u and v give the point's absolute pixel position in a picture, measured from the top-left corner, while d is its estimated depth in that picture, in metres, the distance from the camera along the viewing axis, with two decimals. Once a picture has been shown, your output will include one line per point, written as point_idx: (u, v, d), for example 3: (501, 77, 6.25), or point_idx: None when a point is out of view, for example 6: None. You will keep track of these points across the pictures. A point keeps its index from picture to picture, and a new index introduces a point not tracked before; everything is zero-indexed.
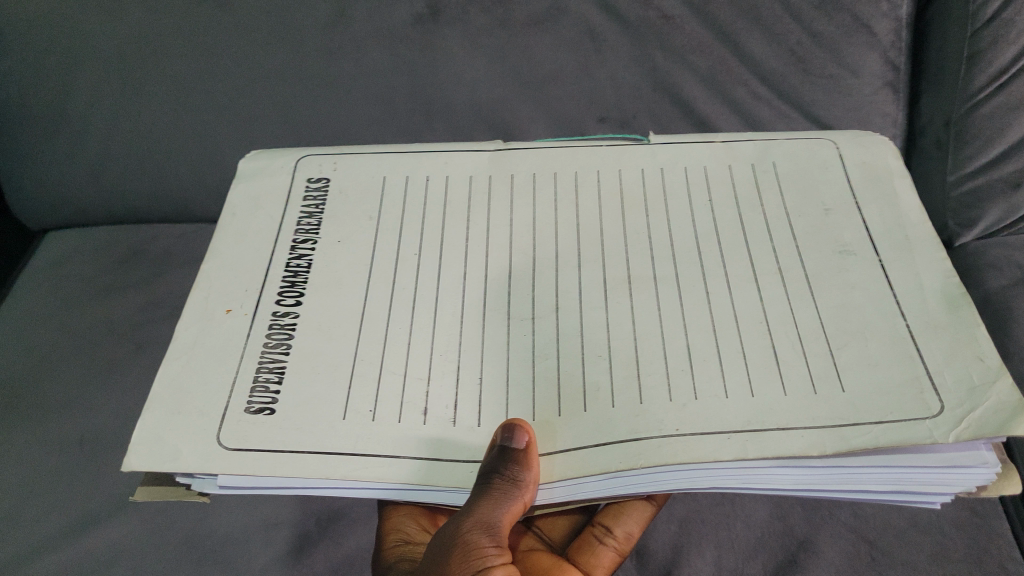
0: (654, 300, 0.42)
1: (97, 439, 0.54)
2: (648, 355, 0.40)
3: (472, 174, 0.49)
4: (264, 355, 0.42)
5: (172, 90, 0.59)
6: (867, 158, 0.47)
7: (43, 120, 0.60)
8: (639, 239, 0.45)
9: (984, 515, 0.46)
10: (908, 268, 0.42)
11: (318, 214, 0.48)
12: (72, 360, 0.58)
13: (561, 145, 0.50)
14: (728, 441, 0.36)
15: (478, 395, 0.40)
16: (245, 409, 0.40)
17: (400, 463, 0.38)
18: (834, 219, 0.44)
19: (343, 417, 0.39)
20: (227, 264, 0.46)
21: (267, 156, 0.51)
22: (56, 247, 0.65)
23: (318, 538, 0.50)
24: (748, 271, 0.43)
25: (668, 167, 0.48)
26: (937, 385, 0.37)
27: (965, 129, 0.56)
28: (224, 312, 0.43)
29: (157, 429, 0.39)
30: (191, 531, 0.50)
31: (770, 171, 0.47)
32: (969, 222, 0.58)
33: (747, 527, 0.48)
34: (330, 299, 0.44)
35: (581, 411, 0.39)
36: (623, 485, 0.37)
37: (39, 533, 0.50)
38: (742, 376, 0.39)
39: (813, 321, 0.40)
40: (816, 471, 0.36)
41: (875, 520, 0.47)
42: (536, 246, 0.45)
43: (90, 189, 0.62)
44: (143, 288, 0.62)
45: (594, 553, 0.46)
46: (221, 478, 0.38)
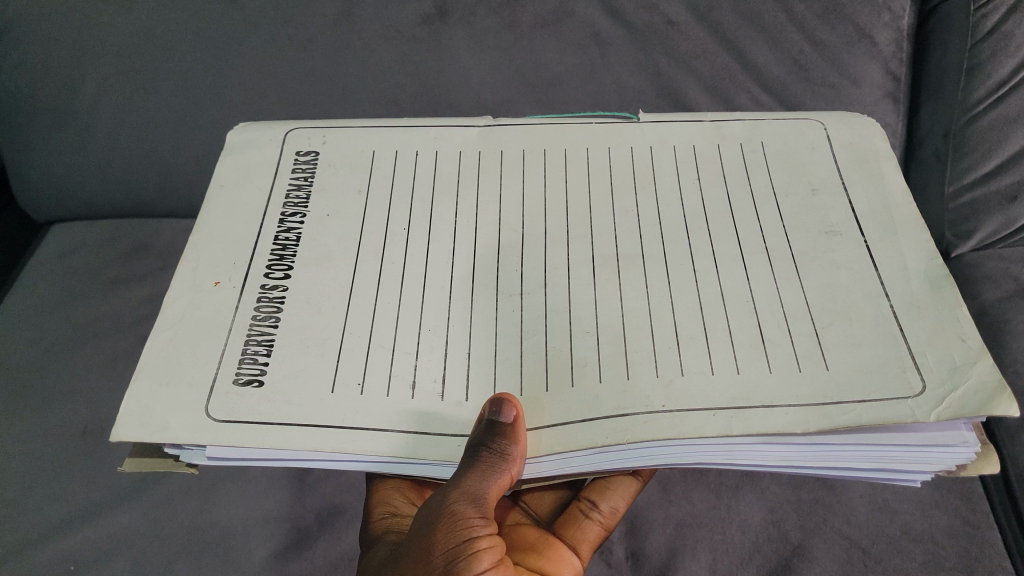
0: (643, 279, 0.42)
1: (98, 431, 0.54)
2: (636, 332, 0.40)
3: (461, 149, 0.49)
4: (252, 329, 0.42)
5: (177, 82, 0.59)
6: (854, 139, 0.47)
7: (48, 112, 0.60)
8: (627, 216, 0.45)
9: (974, 524, 0.47)
10: (894, 249, 0.42)
11: (306, 187, 0.48)
12: (75, 350, 0.58)
13: (549, 123, 0.50)
14: (714, 417, 0.37)
15: (466, 371, 0.40)
16: (234, 380, 0.40)
17: (387, 437, 0.38)
18: (821, 200, 0.45)
19: (331, 390, 0.40)
20: (216, 236, 0.46)
21: (254, 129, 0.51)
22: (63, 239, 0.65)
23: (318, 534, 0.51)
24: (736, 250, 0.43)
25: (657, 145, 0.48)
26: (920, 364, 0.37)
27: (964, 141, 0.57)
28: (213, 284, 0.44)
29: (144, 400, 0.39)
30: (191, 523, 0.50)
31: (758, 150, 0.47)
32: (966, 233, 0.57)
33: (742, 531, 0.48)
34: (320, 273, 0.44)
35: (568, 386, 0.39)
36: (609, 460, 0.37)
37: (38, 524, 0.50)
38: (728, 352, 0.39)
39: (801, 304, 0.40)
40: (800, 449, 0.37)
41: (868, 528, 0.47)
42: (525, 222, 0.46)
43: (92, 182, 0.62)
44: (147, 283, 0.63)
45: (580, 527, 0.46)
46: (210, 449, 0.39)
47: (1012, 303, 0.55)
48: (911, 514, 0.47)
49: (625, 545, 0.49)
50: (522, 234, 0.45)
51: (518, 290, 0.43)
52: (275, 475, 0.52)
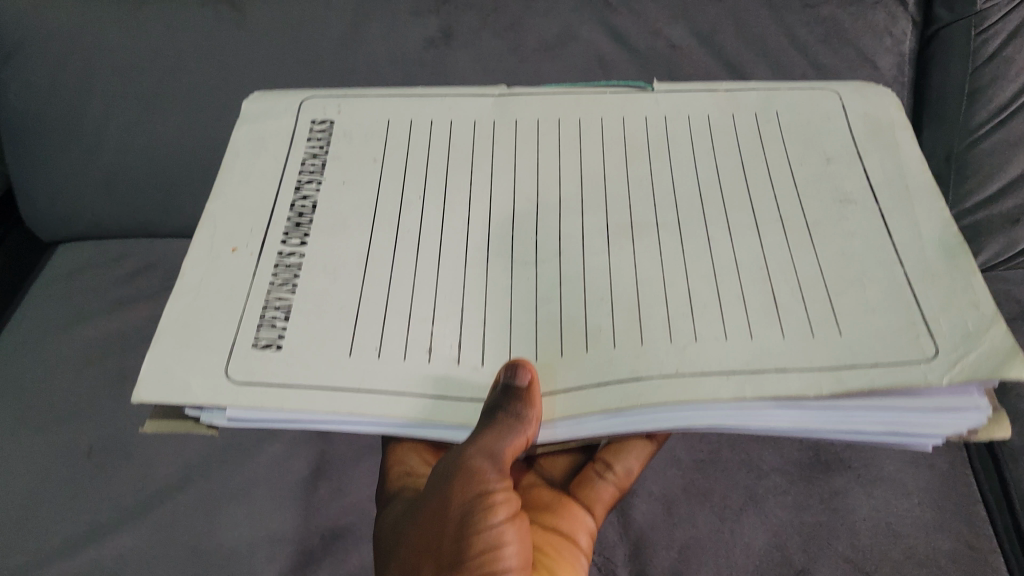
0: (656, 247, 0.42)
1: (106, 448, 0.54)
2: (649, 299, 0.40)
3: (475, 120, 0.49)
4: (271, 295, 0.42)
5: (185, 104, 0.60)
6: (870, 110, 0.47)
7: (59, 133, 0.61)
8: (641, 187, 0.45)
9: (978, 549, 0.47)
10: (908, 217, 0.42)
11: (323, 156, 0.48)
12: (83, 369, 0.59)
13: (564, 92, 0.50)
14: (726, 381, 0.37)
15: (482, 337, 0.40)
16: (253, 343, 0.40)
17: (404, 399, 0.38)
18: (836, 169, 0.45)
19: (348, 353, 0.40)
20: (233, 205, 0.46)
21: (271, 98, 0.51)
22: (71, 258, 0.66)
23: (322, 555, 0.50)
24: (749, 218, 0.43)
25: (671, 116, 0.48)
26: (933, 330, 0.37)
27: (967, 163, 0.57)
28: (230, 251, 0.44)
29: (166, 361, 0.40)
30: (198, 543, 0.50)
31: (772, 121, 0.47)
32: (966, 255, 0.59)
33: (746, 555, 0.48)
34: (334, 243, 0.44)
35: (583, 353, 0.39)
36: (621, 424, 0.37)
37: (45, 543, 0.50)
38: (740, 316, 0.39)
39: (812, 271, 0.40)
40: (813, 413, 0.37)
41: (872, 552, 0.47)
42: (538, 192, 0.46)
43: (103, 206, 0.64)
44: (154, 301, 0.63)
45: (593, 487, 0.45)
46: (230, 409, 0.39)
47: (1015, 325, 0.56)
48: (914, 537, 0.47)
49: (629, 568, 0.49)
50: (535, 206, 0.45)
51: (528, 258, 0.43)
52: (281, 495, 0.52)
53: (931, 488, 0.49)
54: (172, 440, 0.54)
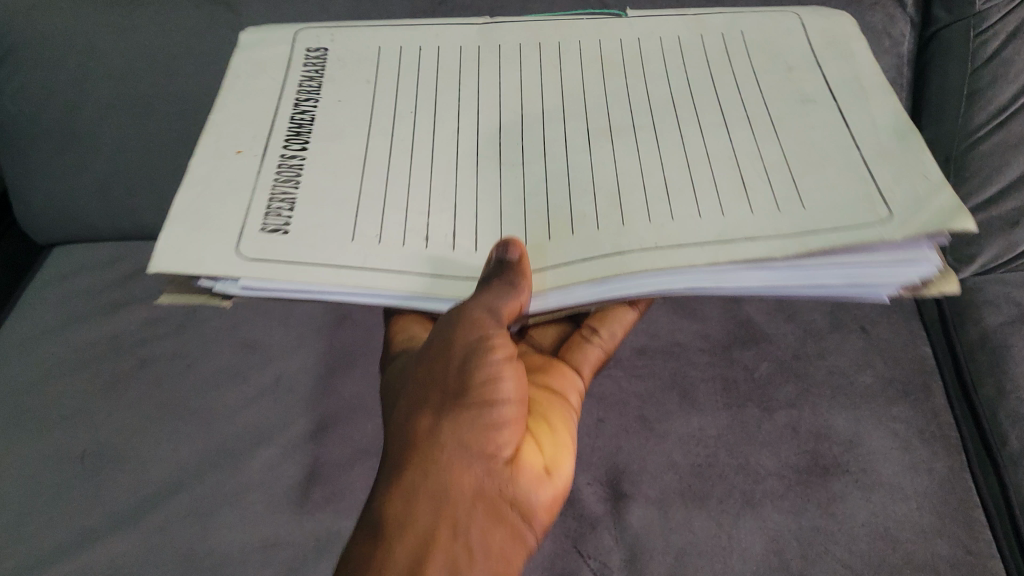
0: (635, 147, 0.41)
1: (99, 452, 0.53)
2: (627, 187, 0.39)
3: (463, 45, 0.47)
4: (276, 188, 0.40)
5: (183, 108, 0.61)
6: (827, 27, 0.46)
7: (53, 134, 0.61)
8: (614, 96, 0.43)
9: (977, 553, 0.46)
10: (863, 111, 0.41)
11: (318, 78, 0.46)
12: (77, 372, 0.58)
13: (553, 17, 0.48)
14: (703, 250, 0.36)
15: (476, 225, 0.39)
16: (261, 229, 0.39)
17: (409, 276, 0.37)
18: (798, 75, 0.44)
19: (352, 238, 0.38)
20: (234, 115, 0.44)
21: (267, 29, 0.49)
22: (64, 260, 0.66)
23: (316, 562, 0.49)
24: (719, 117, 0.42)
25: (645, 37, 0.46)
26: (887, 198, 0.37)
27: (965, 165, 0.57)
28: (235, 152, 0.42)
29: (180, 243, 0.38)
30: (190, 548, 0.49)
31: (738, 39, 0.46)
32: (967, 258, 0.58)
33: (742, 561, 0.47)
34: (331, 144, 0.42)
35: (569, 233, 0.38)
36: (612, 291, 0.36)
37: (38, 549, 0.50)
38: (712, 201, 0.38)
39: (778, 157, 0.39)
40: (781, 274, 0.36)
41: (869, 557, 0.46)
42: (523, 102, 0.44)
43: (98, 209, 0.64)
44: (148, 303, 0.63)
45: (581, 350, 0.45)
46: (244, 281, 0.37)
47: (1013, 328, 0.55)
48: (912, 541, 0.47)
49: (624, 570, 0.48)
50: (518, 113, 0.43)
51: (518, 148, 0.42)
52: (275, 502, 0.51)
53: (930, 492, 0.49)
54: (166, 443, 0.54)
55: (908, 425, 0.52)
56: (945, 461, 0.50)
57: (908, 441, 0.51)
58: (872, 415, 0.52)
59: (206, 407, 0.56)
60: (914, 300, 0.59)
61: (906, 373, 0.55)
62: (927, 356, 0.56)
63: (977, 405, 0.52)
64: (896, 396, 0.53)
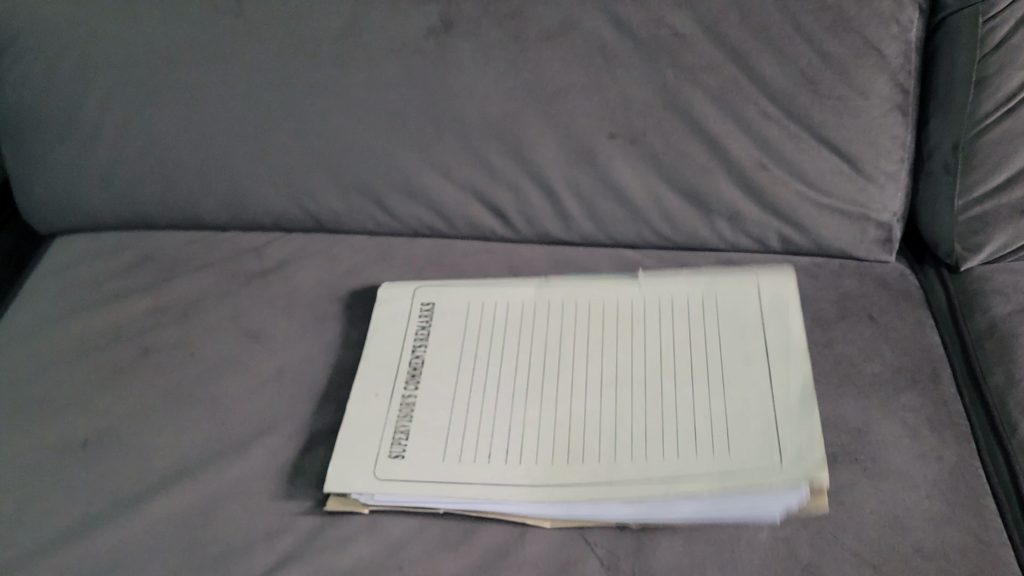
0: (622, 445, 0.49)
1: (101, 440, 0.53)
2: (605, 449, 0.49)
3: (527, 304, 0.58)
4: (400, 426, 0.51)
5: (183, 97, 0.61)
6: (774, 293, 0.56)
7: (56, 124, 0.63)
8: (623, 355, 0.54)
9: (988, 542, 0.45)
10: (781, 375, 0.51)
11: (425, 332, 0.57)
12: (80, 361, 0.58)
13: (592, 281, 0.59)
14: (660, 483, 0.46)
15: (538, 443, 0.50)
16: (390, 456, 0.50)
17: (522, 488, 0.47)
18: (747, 337, 0.54)
19: (443, 459, 0.49)
20: (369, 363, 0.55)
21: (396, 284, 0.61)
22: (67, 250, 0.67)
23: (311, 550, 0.47)
24: (688, 385, 0.52)
25: (650, 302, 0.57)
26: (781, 449, 0.47)
27: (973, 153, 0.57)
28: (373, 397, 0.53)
29: (339, 466, 0.49)
30: (191, 536, 0.48)
31: (711, 305, 0.56)
32: (975, 247, 0.59)
33: (752, 550, 0.45)
34: (432, 403, 0.53)
35: (581, 462, 0.48)
36: (645, 509, 0.46)
37: (36, 538, 0.49)
38: (671, 450, 0.48)
39: (722, 415, 0.49)
40: (701, 506, 0.45)
41: (879, 545, 0.45)
42: (561, 377, 0.53)
43: (99, 198, 0.66)
44: (152, 292, 0.63)
45: (633, 452, 0.48)
46: (375, 495, 0.48)
47: (1018, 318, 0.56)
48: (922, 530, 0.46)
49: (631, 562, 0.45)
50: (562, 311, 0.58)
51: (574, 374, 0.53)
52: (278, 489, 0.50)
53: (939, 480, 0.48)
54: (170, 432, 0.53)
55: (917, 413, 0.52)
56: (953, 449, 0.50)
57: (916, 429, 0.51)
58: (880, 404, 0.52)
59: (208, 396, 0.55)
60: (924, 294, 0.61)
61: (914, 363, 0.55)
62: (935, 347, 0.56)
63: (986, 392, 0.52)
64: (904, 384, 0.53)
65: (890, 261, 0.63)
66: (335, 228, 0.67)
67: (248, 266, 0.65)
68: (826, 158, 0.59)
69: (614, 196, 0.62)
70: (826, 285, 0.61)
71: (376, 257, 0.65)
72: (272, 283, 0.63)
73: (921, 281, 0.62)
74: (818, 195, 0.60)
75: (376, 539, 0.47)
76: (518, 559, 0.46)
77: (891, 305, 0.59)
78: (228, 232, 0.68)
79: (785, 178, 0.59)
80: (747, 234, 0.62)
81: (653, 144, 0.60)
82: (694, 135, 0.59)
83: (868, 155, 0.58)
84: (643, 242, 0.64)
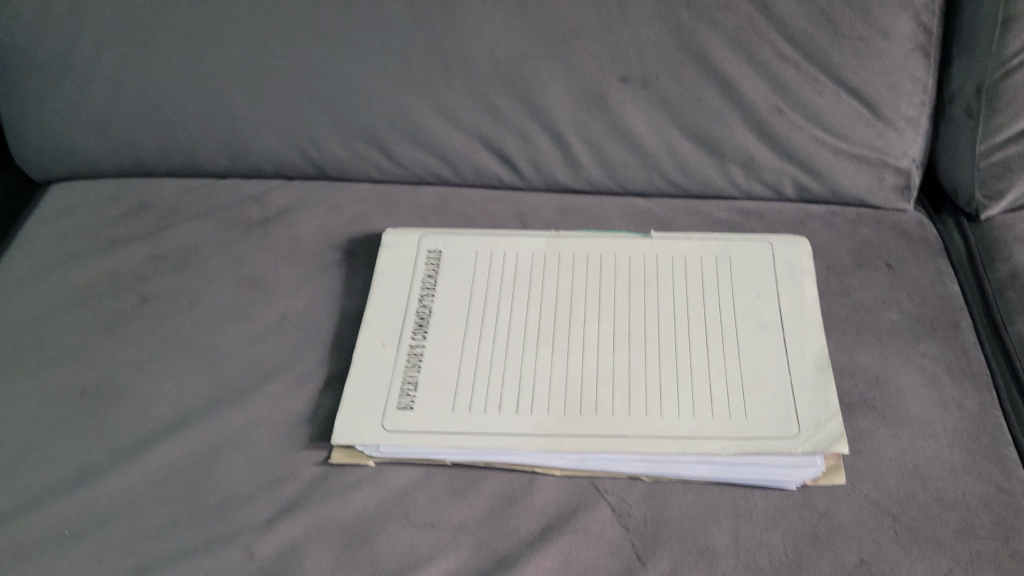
0: (637, 396, 0.48)
1: (98, 390, 0.52)
2: (620, 402, 0.48)
3: (536, 256, 0.57)
4: (408, 375, 0.50)
5: (178, 37, 0.59)
6: (789, 258, 0.55)
7: (49, 66, 0.61)
8: (636, 310, 0.53)
9: (1010, 492, 0.44)
10: (797, 341, 0.50)
11: (433, 279, 0.56)
12: (76, 310, 0.57)
13: (604, 235, 0.58)
14: (675, 443, 0.45)
15: (550, 395, 0.48)
16: (398, 405, 0.48)
17: (533, 437, 0.46)
18: (762, 302, 0.52)
19: (453, 409, 0.48)
20: (374, 309, 0.54)
21: (402, 230, 0.59)
22: (64, 197, 0.66)
23: (315, 499, 0.46)
24: (703, 339, 0.51)
25: (663, 257, 0.56)
26: (798, 415, 0.46)
27: (997, 97, 0.55)
28: (380, 345, 0.52)
29: (347, 415, 0.48)
30: (192, 485, 0.47)
31: (725, 264, 0.55)
32: (998, 194, 0.58)
33: (766, 498, 0.44)
34: (440, 351, 0.51)
35: (593, 413, 0.47)
36: (657, 466, 0.45)
37: (33, 489, 0.47)
38: (687, 407, 0.47)
39: (737, 377, 0.49)
40: (717, 467, 0.45)
41: (898, 494, 0.44)
42: (573, 326, 0.52)
43: (96, 143, 0.64)
44: (150, 241, 0.61)
45: (647, 408, 0.47)
46: (384, 446, 0.47)
47: None
48: (943, 480, 0.44)
49: (644, 509, 0.44)
50: (572, 264, 0.56)
51: (584, 325, 0.52)
52: (281, 438, 0.49)
53: (960, 429, 0.47)
54: (168, 381, 0.52)
55: (937, 362, 0.50)
56: (974, 399, 0.48)
57: (936, 377, 0.49)
58: (899, 353, 0.51)
59: (209, 344, 0.54)
60: (942, 242, 0.59)
61: (933, 312, 0.53)
62: (955, 295, 0.55)
63: (1007, 339, 0.51)
64: (923, 333, 0.52)
65: (908, 209, 0.61)
66: (337, 175, 0.65)
67: (248, 214, 0.63)
68: (845, 102, 0.56)
69: (624, 141, 0.60)
70: (842, 234, 0.59)
71: (379, 205, 0.64)
72: (273, 230, 0.62)
73: (939, 229, 0.60)
74: (836, 140, 0.58)
75: (379, 487, 0.46)
76: (527, 507, 0.45)
77: (909, 253, 0.58)
78: (227, 179, 0.66)
79: (801, 123, 0.57)
80: (762, 181, 0.61)
81: (666, 88, 0.57)
82: (708, 79, 0.56)
83: (888, 99, 0.56)
84: (654, 189, 0.63)
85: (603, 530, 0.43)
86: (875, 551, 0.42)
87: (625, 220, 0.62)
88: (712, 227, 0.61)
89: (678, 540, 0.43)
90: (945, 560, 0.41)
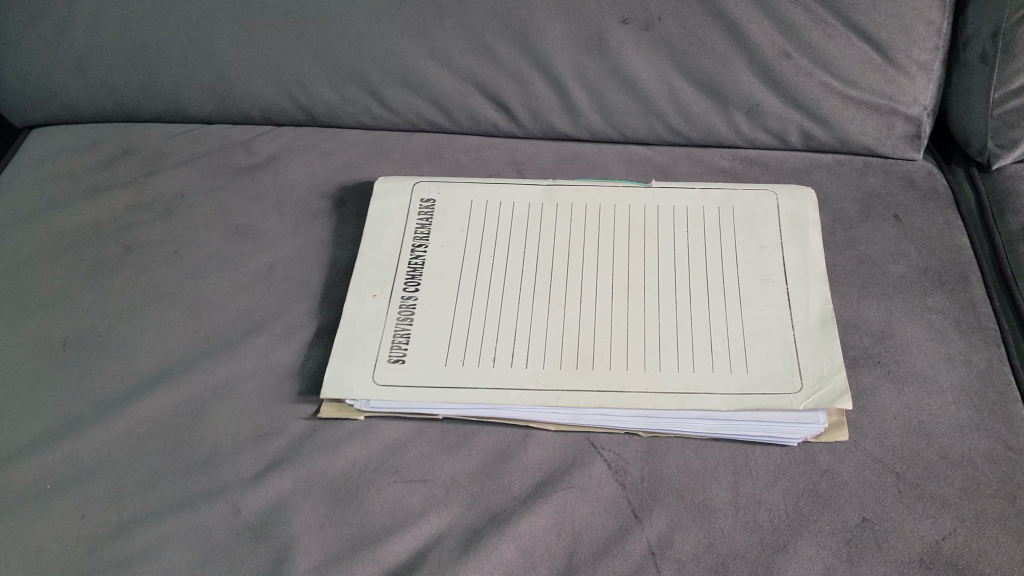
0: (637, 350, 0.47)
1: (82, 340, 0.50)
2: (618, 356, 0.46)
3: (533, 205, 0.55)
4: (399, 328, 0.49)
5: None
6: (794, 208, 0.53)
7: (26, 5, 0.58)
8: (635, 261, 0.51)
9: (1018, 450, 0.43)
10: (802, 294, 0.49)
11: (426, 228, 0.54)
12: (58, 258, 0.55)
13: (604, 184, 0.56)
14: (675, 398, 0.44)
15: (545, 350, 0.47)
16: (389, 358, 0.47)
17: (528, 392, 0.45)
18: (766, 253, 0.51)
19: (445, 363, 0.47)
20: (365, 260, 0.52)
21: (394, 178, 0.57)
22: (45, 142, 0.64)
23: (304, 453, 0.45)
24: (705, 291, 0.49)
25: (664, 206, 0.54)
26: (803, 370, 0.45)
27: (1015, 40, 0.53)
28: (371, 297, 0.50)
29: (337, 369, 0.47)
30: (178, 437, 0.46)
31: (728, 215, 0.53)
32: (1011, 143, 0.56)
33: (766, 455, 0.43)
34: (433, 303, 0.50)
35: (590, 367, 0.46)
36: (654, 422, 0.44)
37: (15, 441, 0.46)
38: (687, 360, 0.46)
39: (740, 330, 0.47)
40: (718, 422, 0.44)
41: (902, 451, 0.43)
42: (570, 278, 0.51)
43: (77, 87, 0.62)
44: (134, 188, 0.59)
45: (646, 362, 0.46)
46: (374, 400, 0.45)
47: None
48: (949, 437, 0.43)
49: (641, 466, 0.43)
50: (570, 214, 0.54)
51: (581, 277, 0.51)
52: (269, 391, 0.47)
53: (967, 386, 0.45)
54: (153, 332, 0.51)
55: (945, 316, 0.49)
56: (983, 354, 0.47)
57: (943, 332, 0.48)
58: (906, 306, 0.49)
59: (194, 295, 0.53)
60: (952, 192, 0.57)
61: (942, 264, 0.52)
62: (965, 247, 0.53)
63: (1017, 293, 0.49)
64: (931, 286, 0.50)
65: (917, 159, 0.59)
66: (327, 120, 0.63)
67: (236, 160, 0.61)
68: (855, 46, 0.54)
69: (625, 87, 0.58)
70: (849, 184, 0.57)
71: (371, 152, 0.62)
72: (261, 178, 0.60)
73: (949, 179, 0.58)
74: (844, 86, 0.56)
75: (370, 441, 0.45)
76: (521, 463, 0.44)
77: (918, 203, 0.56)
78: (213, 125, 0.64)
79: (809, 68, 0.55)
80: (767, 129, 0.58)
81: (669, 30, 0.55)
82: (713, 21, 0.54)
83: (900, 42, 0.54)
84: (655, 137, 0.60)
85: (600, 486, 0.42)
86: (878, 509, 0.41)
87: (625, 168, 0.60)
88: (714, 175, 0.59)
89: (675, 498, 0.42)
90: (949, 518, 0.40)
